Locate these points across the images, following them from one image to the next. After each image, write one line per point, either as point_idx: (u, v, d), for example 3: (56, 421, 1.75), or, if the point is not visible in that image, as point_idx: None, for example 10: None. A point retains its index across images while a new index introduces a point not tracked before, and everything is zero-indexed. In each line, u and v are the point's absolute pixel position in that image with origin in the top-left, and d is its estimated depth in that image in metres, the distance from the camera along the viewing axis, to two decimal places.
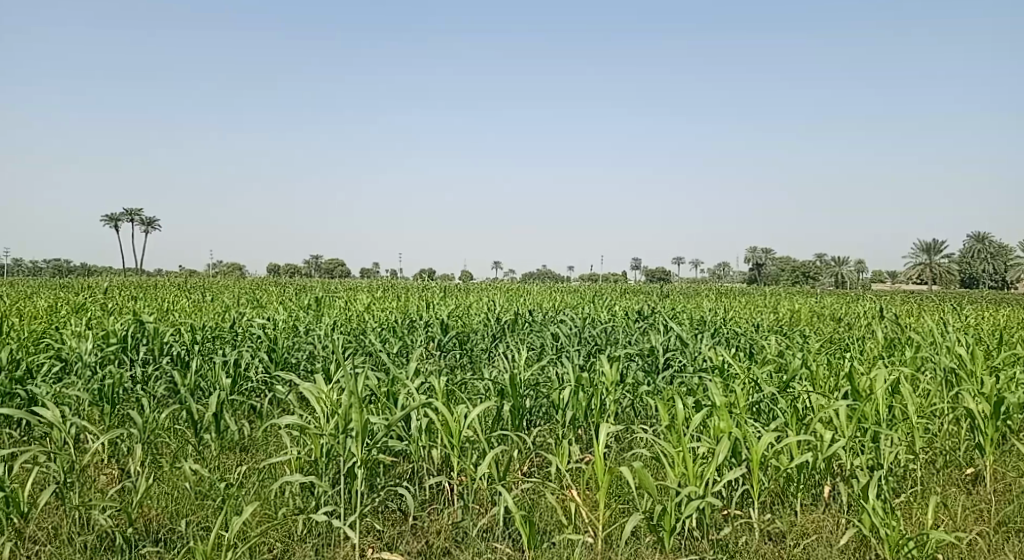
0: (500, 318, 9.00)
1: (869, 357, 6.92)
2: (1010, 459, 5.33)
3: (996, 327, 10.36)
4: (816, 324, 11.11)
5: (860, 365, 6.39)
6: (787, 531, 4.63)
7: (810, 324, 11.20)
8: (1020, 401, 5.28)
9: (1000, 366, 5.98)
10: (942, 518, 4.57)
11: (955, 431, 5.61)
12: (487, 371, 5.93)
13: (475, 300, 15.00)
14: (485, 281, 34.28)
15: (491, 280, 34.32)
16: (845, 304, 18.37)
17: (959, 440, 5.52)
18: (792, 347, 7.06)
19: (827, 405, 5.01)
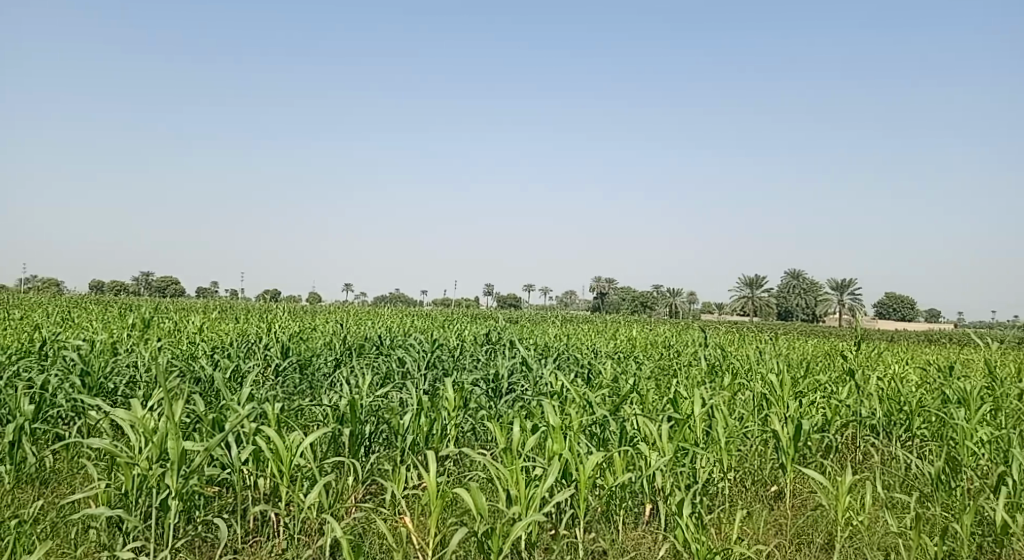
0: (346, 342, 8.77)
1: (695, 382, 7.30)
2: (807, 477, 5.80)
3: (805, 355, 11.53)
4: (652, 350, 11.82)
5: (686, 391, 6.73)
6: (609, 548, 4.90)
7: (649, 350, 11.89)
8: (817, 424, 5.78)
9: (803, 391, 6.51)
10: (747, 532, 5.00)
11: (762, 451, 6.11)
12: (326, 396, 5.82)
13: (323, 324, 14.49)
14: (350, 305, 33.77)
15: (356, 303, 33.91)
16: (674, 333, 19.93)
17: (765, 459, 5.96)
18: (626, 373, 7.36)
19: (651, 427, 5.36)
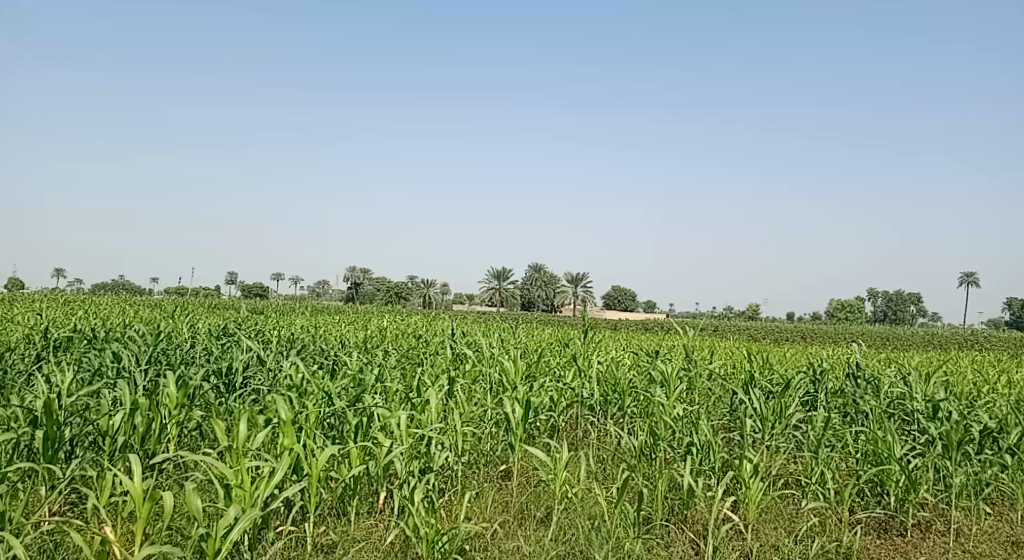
0: (47, 336, 7.61)
1: (438, 364, 6.98)
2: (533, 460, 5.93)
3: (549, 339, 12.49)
4: (406, 334, 11.89)
5: (426, 376, 6.46)
6: (338, 541, 5.04)
7: (404, 334, 11.93)
8: (547, 405, 5.98)
9: (536, 374, 6.60)
10: (475, 512, 5.35)
11: (494, 433, 6.44)
12: (14, 399, 5.11)
13: (18, 317, 12.26)
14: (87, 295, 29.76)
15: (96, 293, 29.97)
16: (427, 322, 20.43)
17: (496, 443, 6.18)
18: (366, 360, 6.92)
19: (389, 416, 5.46)
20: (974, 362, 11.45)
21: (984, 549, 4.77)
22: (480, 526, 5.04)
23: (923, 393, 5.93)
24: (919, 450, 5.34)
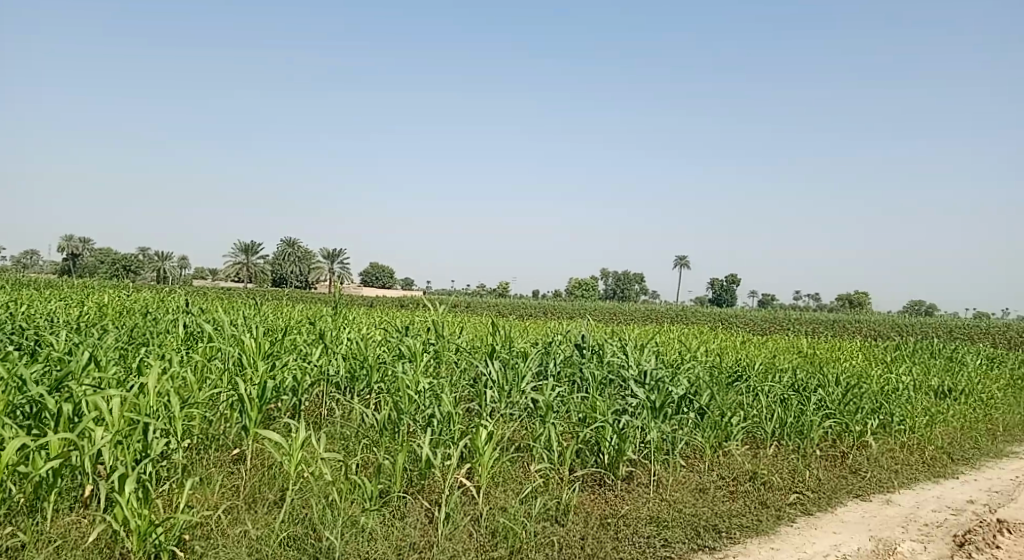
0: None
1: (168, 343, 6.35)
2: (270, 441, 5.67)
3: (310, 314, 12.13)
4: (144, 308, 10.73)
5: (149, 358, 5.84)
6: (27, 543, 4.43)
7: (140, 308, 10.75)
8: (289, 383, 5.71)
9: (281, 351, 6.24)
10: (198, 499, 5.08)
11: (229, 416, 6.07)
12: None
13: None
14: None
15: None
16: (165, 295, 18.62)
17: (230, 427, 5.91)
18: (77, 342, 6.11)
19: (100, 399, 4.86)
20: (692, 335, 13.15)
21: (677, 495, 5.49)
22: (203, 514, 4.79)
23: (636, 363, 6.56)
24: (631, 412, 5.91)
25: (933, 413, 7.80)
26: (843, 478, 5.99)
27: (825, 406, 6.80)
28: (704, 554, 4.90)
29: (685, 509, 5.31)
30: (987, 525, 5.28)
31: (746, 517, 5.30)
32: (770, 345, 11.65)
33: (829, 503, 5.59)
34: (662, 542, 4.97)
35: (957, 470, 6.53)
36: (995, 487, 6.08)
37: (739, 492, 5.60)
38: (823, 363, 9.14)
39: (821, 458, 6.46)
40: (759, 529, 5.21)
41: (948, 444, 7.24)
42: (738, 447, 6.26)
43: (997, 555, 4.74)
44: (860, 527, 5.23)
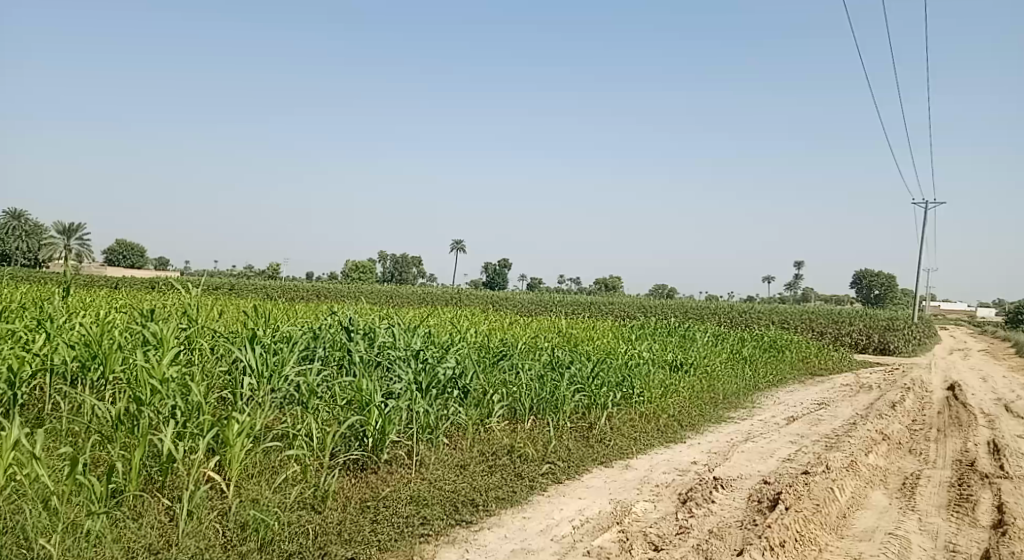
0: None
1: None
2: None
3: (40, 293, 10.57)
4: None
5: None
6: None
7: None
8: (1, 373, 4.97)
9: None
10: None
11: None
12: None
13: None
14: None
15: None
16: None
17: None
18: None
19: None
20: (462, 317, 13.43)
21: (439, 473, 5.63)
22: None
23: (405, 344, 6.66)
24: (397, 392, 5.94)
25: (665, 386, 8.75)
26: (589, 448, 6.51)
27: (576, 381, 7.28)
28: (461, 528, 5.25)
29: (444, 486, 5.50)
30: (707, 484, 5.98)
31: (502, 489, 5.65)
32: (533, 325, 12.27)
33: (577, 472, 6.04)
34: (421, 520, 5.17)
35: (684, 435, 7.33)
36: (713, 449, 6.99)
37: (497, 467, 5.89)
38: (578, 344, 9.79)
39: (568, 431, 6.93)
40: (513, 501, 5.59)
41: (678, 412, 8.11)
42: (496, 424, 6.51)
43: (708, 509, 5.46)
44: (602, 491, 5.80)
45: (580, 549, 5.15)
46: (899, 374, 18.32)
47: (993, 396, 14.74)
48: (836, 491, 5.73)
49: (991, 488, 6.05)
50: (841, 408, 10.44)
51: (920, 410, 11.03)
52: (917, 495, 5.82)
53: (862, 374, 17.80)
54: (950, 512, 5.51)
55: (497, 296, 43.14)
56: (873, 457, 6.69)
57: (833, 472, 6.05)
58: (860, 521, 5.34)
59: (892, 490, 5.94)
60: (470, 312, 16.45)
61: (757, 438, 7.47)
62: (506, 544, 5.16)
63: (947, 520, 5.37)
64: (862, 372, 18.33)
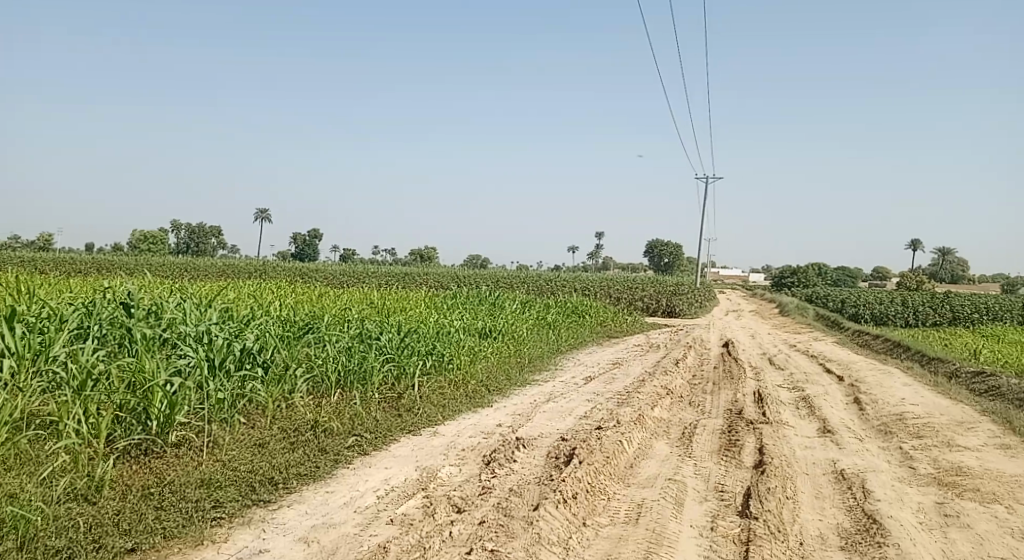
0: None
1: None
2: None
3: None
4: None
5: None
6: None
7: None
8: None
9: None
10: None
11: None
12: None
13: None
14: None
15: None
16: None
17: None
18: None
19: None
20: (262, 291, 13.12)
21: (233, 454, 5.67)
22: None
23: (195, 320, 6.67)
24: (185, 371, 5.97)
25: (470, 353, 10.11)
26: (397, 418, 7.21)
27: (386, 352, 8.31)
28: (258, 507, 5.20)
29: (240, 467, 5.50)
30: (509, 443, 6.90)
31: (303, 466, 5.78)
32: (345, 300, 12.82)
33: (382, 442, 6.60)
34: (212, 504, 5.03)
35: (489, 397, 8.74)
36: (519, 412, 8.20)
37: (298, 442, 6.15)
38: (391, 315, 10.89)
39: (378, 400, 7.88)
40: (316, 475, 5.76)
41: (484, 378, 9.80)
42: (302, 397, 7.07)
43: (510, 468, 6.03)
44: (409, 462, 6.22)
45: (384, 517, 5.25)
46: (680, 336, 21.23)
47: (747, 354, 17.34)
48: (624, 445, 6.69)
49: (753, 433, 7.65)
50: (631, 369, 12.72)
51: (690, 371, 13.04)
52: (690, 441, 7.17)
53: (645, 338, 19.87)
54: (720, 459, 6.63)
55: (303, 269, 42.08)
56: (653, 414, 8.01)
57: (622, 427, 7.21)
58: (645, 468, 6.34)
59: (671, 439, 7.23)
60: (276, 287, 15.94)
61: (557, 398, 9.03)
62: (306, 518, 5.17)
63: (718, 464, 6.45)
64: (647, 337, 20.54)
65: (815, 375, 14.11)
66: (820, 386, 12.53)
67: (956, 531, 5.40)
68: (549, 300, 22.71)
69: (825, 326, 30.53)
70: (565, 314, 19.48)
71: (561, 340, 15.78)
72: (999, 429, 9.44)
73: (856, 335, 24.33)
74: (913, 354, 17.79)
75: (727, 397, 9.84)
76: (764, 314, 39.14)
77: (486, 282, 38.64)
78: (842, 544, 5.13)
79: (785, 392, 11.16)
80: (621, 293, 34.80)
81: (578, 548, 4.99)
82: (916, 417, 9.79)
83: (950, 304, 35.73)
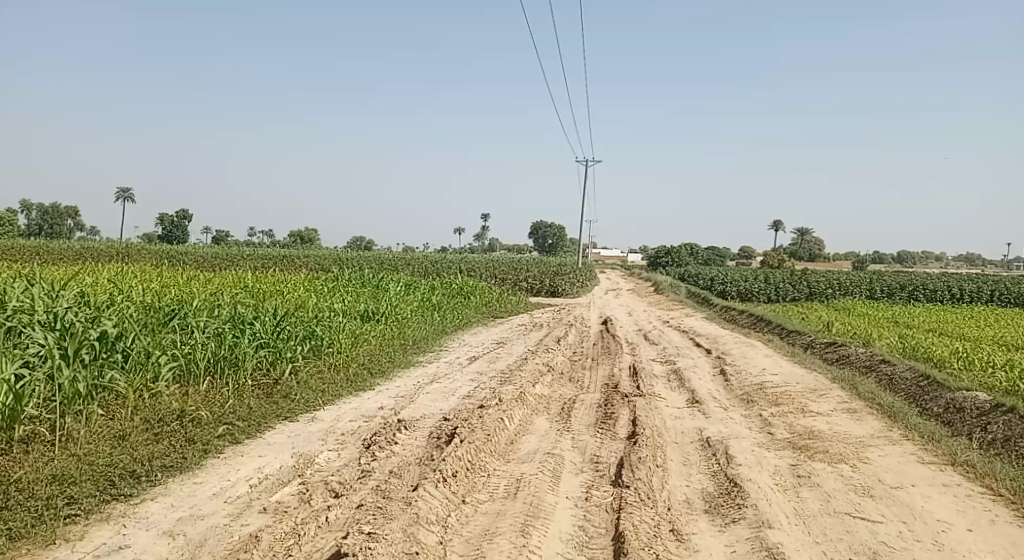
0: None
1: None
2: None
3: None
4: None
5: None
6: None
7: None
8: None
9: None
10: None
11: None
12: None
13: None
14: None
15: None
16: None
17: None
18: None
19: None
20: (123, 275, 12.41)
21: (89, 449, 5.62)
22: None
23: (46, 309, 6.67)
24: (35, 362, 5.97)
25: (348, 338, 10.60)
26: (271, 406, 7.63)
27: (260, 338, 8.59)
28: (117, 502, 5.10)
29: (98, 462, 5.42)
30: (390, 426, 7.44)
31: (168, 458, 5.82)
32: (217, 283, 12.56)
33: (255, 430, 6.97)
34: (65, 502, 4.85)
35: (371, 381, 9.67)
36: (404, 393, 9.16)
37: (163, 434, 6.24)
38: (266, 300, 11.09)
39: (252, 386, 8.22)
40: (183, 467, 5.84)
41: (364, 360, 10.44)
42: (167, 384, 7.18)
43: (387, 450, 6.46)
44: (284, 450, 6.52)
45: (257, 506, 5.21)
46: (562, 314, 22.25)
47: (625, 330, 18.34)
48: (505, 422, 7.46)
49: (626, 406, 8.91)
50: (513, 348, 13.67)
51: (570, 349, 14.11)
52: (569, 416, 8.24)
53: (529, 318, 20.51)
54: (596, 430, 7.62)
55: (174, 252, 40.17)
56: (536, 391, 9.21)
57: (503, 405, 8.07)
58: (524, 444, 7.03)
59: (553, 414, 8.34)
60: (142, 270, 15.15)
61: (441, 378, 10.19)
62: (171, 512, 5.03)
63: (594, 437, 7.37)
64: (532, 316, 21.24)
65: (685, 349, 15.20)
66: (689, 360, 13.55)
67: (805, 490, 6.33)
68: (433, 281, 22.85)
69: (697, 301, 32.56)
70: (451, 295, 19.79)
71: (446, 322, 16.14)
72: (844, 396, 10.58)
73: (721, 311, 26.08)
74: (770, 327, 19.41)
75: (604, 374, 11.20)
76: (641, 293, 41.11)
77: (372, 265, 38.18)
78: (705, 507, 5.80)
79: (657, 365, 12.67)
80: (506, 274, 35.33)
81: (456, 524, 5.08)
82: (774, 386, 11.08)
83: (810, 278, 38.54)
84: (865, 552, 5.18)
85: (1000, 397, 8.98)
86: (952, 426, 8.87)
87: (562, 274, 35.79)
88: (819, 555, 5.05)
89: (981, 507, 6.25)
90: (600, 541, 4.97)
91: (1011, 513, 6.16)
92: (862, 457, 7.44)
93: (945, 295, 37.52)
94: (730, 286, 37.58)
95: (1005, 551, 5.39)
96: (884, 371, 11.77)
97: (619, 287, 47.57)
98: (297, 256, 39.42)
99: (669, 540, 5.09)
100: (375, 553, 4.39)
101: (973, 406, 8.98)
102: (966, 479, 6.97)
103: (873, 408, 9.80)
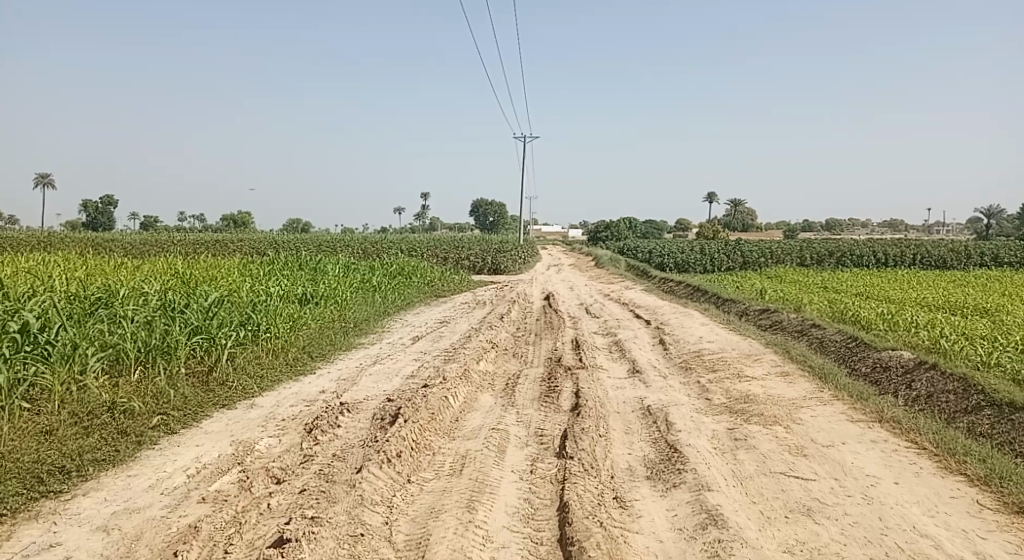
0: None
1: None
2: None
3: None
4: None
5: None
6: None
7: None
8: None
9: None
10: None
11: None
12: None
13: None
14: None
15: None
16: None
17: None
18: None
19: None
20: (44, 265, 11.77)
21: (13, 446, 5.40)
22: None
23: None
24: None
25: (286, 323, 10.40)
26: (207, 394, 7.48)
27: (192, 326, 8.36)
28: (46, 499, 4.92)
29: (23, 458, 5.20)
30: (332, 409, 7.35)
31: (100, 451, 5.65)
32: (146, 271, 12.04)
33: (191, 419, 6.84)
34: None
35: (310, 364, 9.63)
36: (345, 376, 9.04)
37: (93, 427, 6.05)
38: (197, 285, 10.79)
39: (186, 374, 8.01)
40: (116, 459, 5.67)
41: (304, 344, 10.33)
42: (95, 374, 6.93)
43: (330, 433, 6.41)
44: (223, 438, 6.40)
45: (195, 496, 5.10)
46: (505, 290, 22.30)
47: (567, 305, 18.52)
48: (450, 400, 7.48)
49: (570, 378, 9.02)
50: (456, 327, 13.64)
51: (513, 325, 14.18)
52: (514, 392, 8.30)
53: (471, 296, 20.50)
54: (540, 404, 7.71)
55: (99, 239, 38.42)
56: (480, 368, 9.21)
57: (447, 383, 8.07)
58: (469, 421, 7.07)
59: (498, 390, 8.38)
60: (62, 259, 14.36)
61: (384, 359, 10.16)
62: (104, 507, 4.87)
63: (538, 410, 7.47)
64: (473, 294, 21.22)
65: (625, 320, 15.48)
66: (629, 331, 13.81)
67: (742, 452, 6.56)
68: (372, 262, 22.50)
69: (636, 274, 33.15)
70: (391, 276, 19.55)
71: (387, 304, 15.97)
72: (778, 359, 10.99)
73: (660, 283, 26.62)
74: (706, 296, 19.93)
75: (547, 349, 11.31)
76: (581, 267, 41.49)
77: (309, 248, 37.35)
78: (648, 473, 5.95)
79: (599, 338, 12.85)
80: (447, 253, 35.07)
81: (401, 504, 5.09)
82: (712, 353, 11.42)
83: (743, 247, 39.68)
84: (800, 509, 5.41)
85: (923, 355, 9.47)
86: (880, 384, 9.30)
87: (502, 251, 35.82)
88: (757, 515, 5.25)
89: (907, 460, 6.60)
90: (545, 513, 5.05)
91: (933, 464, 6.52)
92: (796, 418, 7.74)
93: (870, 260, 39.26)
94: (670, 259, 38.34)
95: (929, 500, 5.71)
96: (815, 334, 12.23)
97: (558, 262, 48.03)
98: (230, 241, 38.19)
99: (613, 507, 5.21)
100: (319, 537, 4.35)
101: (898, 364, 9.44)
102: (893, 435, 7.34)
103: (806, 371, 10.18)
